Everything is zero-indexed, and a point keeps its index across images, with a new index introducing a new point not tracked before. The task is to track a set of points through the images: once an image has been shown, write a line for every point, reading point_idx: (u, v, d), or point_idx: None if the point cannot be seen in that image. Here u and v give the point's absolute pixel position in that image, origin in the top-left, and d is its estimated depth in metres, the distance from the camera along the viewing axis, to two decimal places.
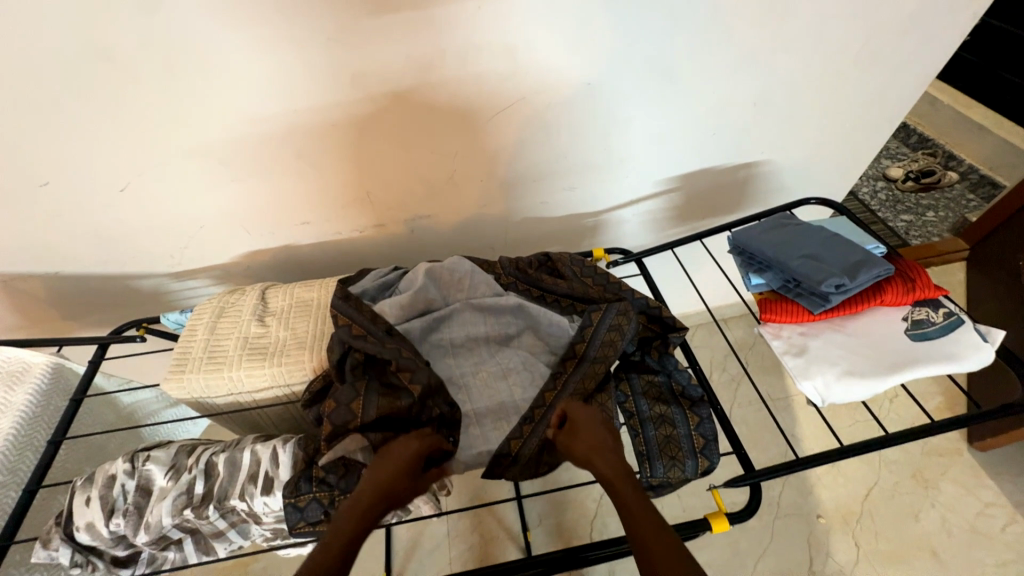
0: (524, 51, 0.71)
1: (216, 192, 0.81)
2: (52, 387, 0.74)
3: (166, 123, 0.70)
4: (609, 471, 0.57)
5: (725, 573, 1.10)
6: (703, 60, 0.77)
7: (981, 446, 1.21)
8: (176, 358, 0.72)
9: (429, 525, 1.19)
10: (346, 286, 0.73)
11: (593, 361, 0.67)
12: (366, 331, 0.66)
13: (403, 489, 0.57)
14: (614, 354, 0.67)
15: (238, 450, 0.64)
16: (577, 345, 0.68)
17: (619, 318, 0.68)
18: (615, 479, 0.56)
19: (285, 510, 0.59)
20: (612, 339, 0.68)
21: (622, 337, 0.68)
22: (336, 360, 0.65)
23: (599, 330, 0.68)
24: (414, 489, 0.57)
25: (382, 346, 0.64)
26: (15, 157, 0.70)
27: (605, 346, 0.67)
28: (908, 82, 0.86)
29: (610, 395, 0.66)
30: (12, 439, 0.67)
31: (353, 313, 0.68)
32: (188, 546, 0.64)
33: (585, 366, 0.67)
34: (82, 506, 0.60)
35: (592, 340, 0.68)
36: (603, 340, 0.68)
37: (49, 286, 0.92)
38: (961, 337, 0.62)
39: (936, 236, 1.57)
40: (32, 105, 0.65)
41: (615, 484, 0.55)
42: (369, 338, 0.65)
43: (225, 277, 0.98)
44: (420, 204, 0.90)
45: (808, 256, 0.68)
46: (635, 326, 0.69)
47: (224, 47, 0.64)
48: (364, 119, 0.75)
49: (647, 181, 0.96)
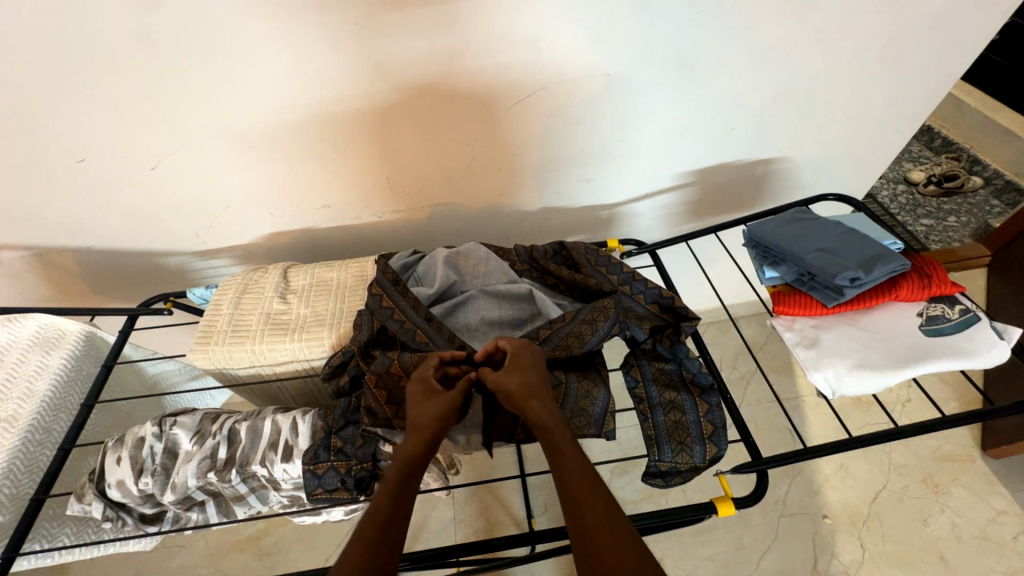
0: (546, 41, 0.72)
1: (242, 174, 0.84)
2: (85, 353, 0.78)
3: (198, 105, 0.73)
4: (542, 416, 0.56)
5: (726, 567, 1.11)
6: (723, 54, 0.77)
7: (995, 453, 1.20)
8: (202, 330, 0.75)
9: (437, 509, 1.22)
10: (385, 259, 0.77)
11: (556, 347, 0.67)
12: (406, 316, 0.69)
13: (434, 420, 0.57)
14: (578, 347, 0.67)
15: (260, 419, 0.67)
16: (541, 329, 0.68)
17: (594, 314, 0.68)
18: (548, 424, 0.55)
19: (304, 476, 0.62)
20: (581, 333, 0.67)
21: (593, 332, 0.67)
22: (365, 338, 0.68)
23: (570, 323, 0.68)
24: (445, 414, 0.57)
25: (425, 329, 0.68)
26: (53, 133, 0.73)
27: (571, 337, 0.67)
28: (935, 79, 0.85)
29: (595, 382, 0.67)
30: (48, 400, 0.71)
31: (398, 297, 0.70)
32: (210, 508, 0.67)
33: (548, 348, 0.67)
34: (113, 464, 0.63)
35: (557, 328, 0.68)
36: (570, 332, 0.68)
37: (81, 260, 0.96)
38: (976, 334, 0.62)
39: (957, 241, 1.54)
40: (72, 81, 0.67)
41: (549, 429, 0.54)
42: (407, 322, 0.68)
43: (247, 257, 1.01)
44: (438, 191, 0.92)
45: (823, 249, 0.68)
46: (611, 325, 0.68)
47: (255, 35, 0.66)
48: (387, 106, 0.77)
49: (663, 176, 0.97)
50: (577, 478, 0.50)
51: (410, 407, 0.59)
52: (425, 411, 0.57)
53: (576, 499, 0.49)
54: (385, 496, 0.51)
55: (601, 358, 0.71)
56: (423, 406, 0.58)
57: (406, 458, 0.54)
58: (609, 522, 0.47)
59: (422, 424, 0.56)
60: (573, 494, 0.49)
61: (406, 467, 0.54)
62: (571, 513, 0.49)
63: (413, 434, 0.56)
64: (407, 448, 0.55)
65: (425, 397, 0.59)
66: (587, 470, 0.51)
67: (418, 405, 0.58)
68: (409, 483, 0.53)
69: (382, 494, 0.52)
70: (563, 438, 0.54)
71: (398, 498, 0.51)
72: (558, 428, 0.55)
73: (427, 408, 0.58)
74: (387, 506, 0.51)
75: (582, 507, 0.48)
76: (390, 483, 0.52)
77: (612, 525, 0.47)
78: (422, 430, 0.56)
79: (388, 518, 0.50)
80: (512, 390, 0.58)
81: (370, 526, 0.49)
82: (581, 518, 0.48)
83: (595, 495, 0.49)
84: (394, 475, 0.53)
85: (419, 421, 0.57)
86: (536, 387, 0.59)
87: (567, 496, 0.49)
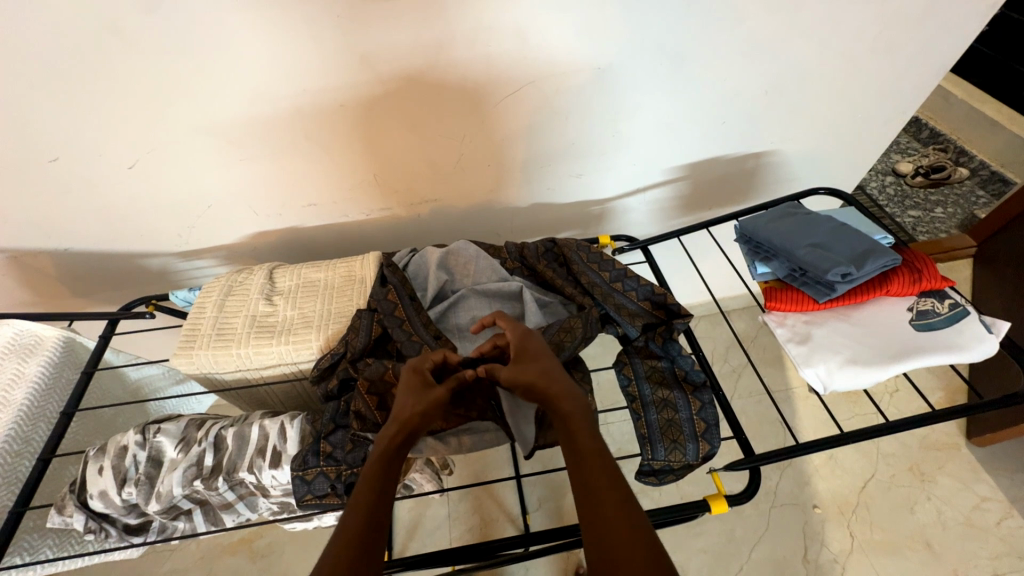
0: (534, 33, 0.70)
1: (225, 172, 0.82)
2: (64, 359, 0.76)
3: (175, 101, 0.70)
4: (567, 407, 0.54)
5: (719, 558, 1.12)
6: (714, 47, 0.76)
7: (979, 441, 1.22)
8: (185, 334, 0.73)
9: (432, 507, 1.21)
10: (389, 259, 0.78)
11: None
12: (408, 318, 0.69)
13: (416, 416, 0.55)
14: None
15: (247, 425, 0.65)
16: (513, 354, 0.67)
17: (560, 336, 0.67)
18: (570, 413, 0.54)
19: (294, 483, 0.61)
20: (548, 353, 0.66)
21: (559, 354, 0.66)
22: (363, 342, 0.67)
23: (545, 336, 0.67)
24: (427, 408, 0.56)
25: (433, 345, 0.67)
26: (22, 131, 0.70)
27: None
28: (923, 73, 0.85)
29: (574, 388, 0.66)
30: (26, 409, 0.69)
31: (405, 300, 0.71)
32: (197, 517, 0.66)
33: None
34: (95, 474, 0.62)
35: None
36: None
37: (58, 262, 0.93)
38: (966, 329, 0.62)
39: (943, 232, 1.56)
40: (40, 78, 0.65)
41: (570, 418, 0.53)
42: (407, 325, 0.68)
43: (232, 257, 0.99)
44: (426, 187, 0.90)
45: (815, 245, 0.68)
46: (578, 345, 0.67)
47: (232, 28, 0.64)
48: (372, 101, 0.75)
49: (654, 171, 0.96)
50: (596, 468, 0.48)
51: (401, 397, 0.58)
52: (410, 402, 0.57)
53: (591, 489, 0.47)
54: (366, 489, 0.49)
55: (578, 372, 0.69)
56: (413, 399, 0.57)
57: (384, 451, 0.53)
58: (623, 513, 0.45)
59: (403, 417, 0.55)
60: (589, 484, 0.48)
61: (384, 463, 0.52)
62: (585, 504, 0.47)
63: (389, 428, 0.55)
64: (386, 439, 0.54)
65: (416, 392, 0.58)
66: (606, 459, 0.49)
67: (407, 396, 0.57)
68: (386, 481, 0.50)
69: (364, 488, 0.49)
70: (581, 426, 0.52)
71: (378, 493, 0.49)
72: (578, 419, 0.53)
73: (418, 402, 0.57)
74: (366, 501, 0.48)
75: (596, 495, 0.47)
76: (369, 478, 0.50)
77: (631, 517, 0.45)
78: (402, 421, 0.55)
79: (367, 512, 0.47)
80: (533, 380, 0.57)
81: (350, 526, 0.46)
82: (594, 508, 0.46)
83: (611, 486, 0.47)
84: (373, 468, 0.51)
85: (402, 414, 0.56)
86: (556, 376, 0.58)
87: (584, 487, 0.48)
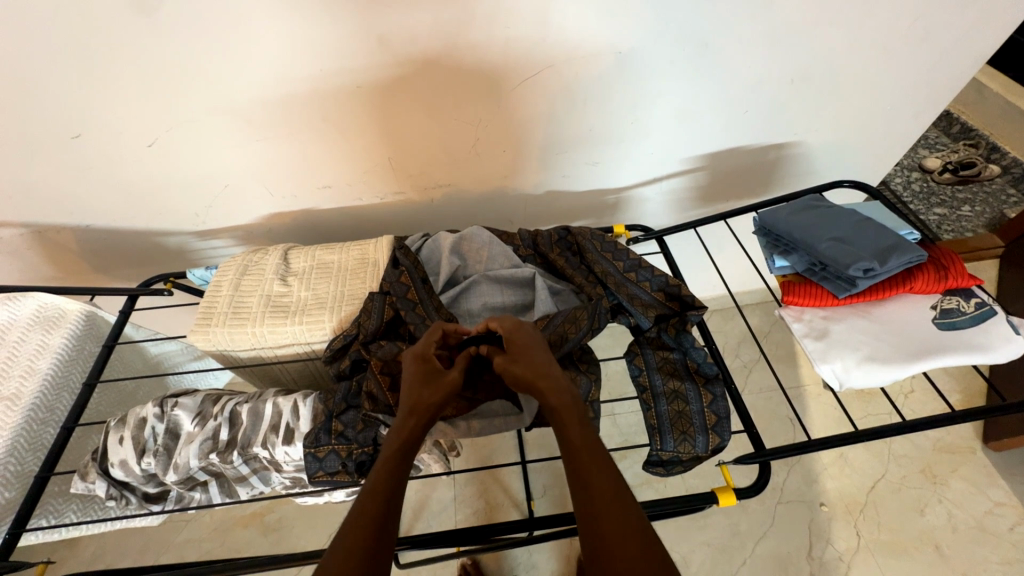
0: (556, 16, 0.68)
1: (241, 151, 0.82)
2: (86, 332, 0.78)
3: (193, 80, 0.70)
4: (556, 401, 0.54)
5: (722, 551, 1.13)
6: (741, 32, 0.73)
7: (996, 446, 1.20)
8: (203, 312, 0.74)
9: (439, 489, 1.23)
10: (402, 243, 0.78)
11: None
12: (419, 300, 0.70)
13: (431, 402, 0.56)
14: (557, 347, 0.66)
15: (261, 402, 0.67)
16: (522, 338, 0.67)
17: (565, 324, 0.67)
18: (559, 407, 0.53)
19: (306, 459, 0.62)
20: (554, 342, 0.66)
21: (565, 342, 0.66)
22: (373, 323, 0.68)
23: (553, 322, 0.67)
24: (442, 392, 0.57)
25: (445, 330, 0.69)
26: (45, 107, 0.71)
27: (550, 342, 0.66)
28: (963, 62, 0.81)
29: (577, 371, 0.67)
30: (50, 379, 0.71)
31: (417, 284, 0.71)
32: (213, 488, 0.68)
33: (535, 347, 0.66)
34: (116, 444, 0.64)
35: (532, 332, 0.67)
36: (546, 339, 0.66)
37: (78, 237, 0.94)
38: (992, 329, 0.61)
39: (970, 232, 1.51)
40: (63, 55, 0.65)
41: (559, 413, 0.53)
42: (418, 308, 0.69)
43: (247, 237, 1.00)
44: (441, 173, 0.90)
45: (837, 239, 0.66)
46: (585, 335, 0.67)
47: (252, 9, 0.63)
48: (390, 86, 0.74)
49: (673, 161, 0.94)
50: (589, 462, 0.48)
51: (411, 385, 0.58)
52: (425, 392, 0.57)
53: (584, 483, 0.47)
54: (379, 479, 0.48)
55: (580, 358, 0.70)
56: (423, 385, 0.57)
57: (398, 442, 0.52)
58: (620, 505, 0.45)
59: (418, 406, 0.55)
60: (582, 476, 0.47)
61: (399, 453, 0.51)
62: (580, 498, 0.46)
63: (405, 419, 0.54)
64: (401, 429, 0.53)
65: (425, 378, 0.58)
66: (597, 451, 0.49)
67: (416, 384, 0.57)
68: (401, 468, 0.50)
69: (377, 479, 0.48)
70: (571, 421, 0.52)
71: (393, 482, 0.48)
72: (570, 411, 0.53)
73: (430, 389, 0.57)
74: (382, 486, 0.48)
75: (590, 488, 0.46)
76: (383, 468, 0.50)
77: (625, 509, 0.44)
78: (420, 411, 0.55)
79: (386, 497, 0.47)
80: (522, 374, 0.57)
81: (365, 512, 0.45)
82: (590, 503, 0.45)
83: (605, 478, 0.47)
84: (388, 460, 0.50)
85: (414, 402, 0.56)
86: (546, 367, 0.58)
87: (577, 480, 0.47)
